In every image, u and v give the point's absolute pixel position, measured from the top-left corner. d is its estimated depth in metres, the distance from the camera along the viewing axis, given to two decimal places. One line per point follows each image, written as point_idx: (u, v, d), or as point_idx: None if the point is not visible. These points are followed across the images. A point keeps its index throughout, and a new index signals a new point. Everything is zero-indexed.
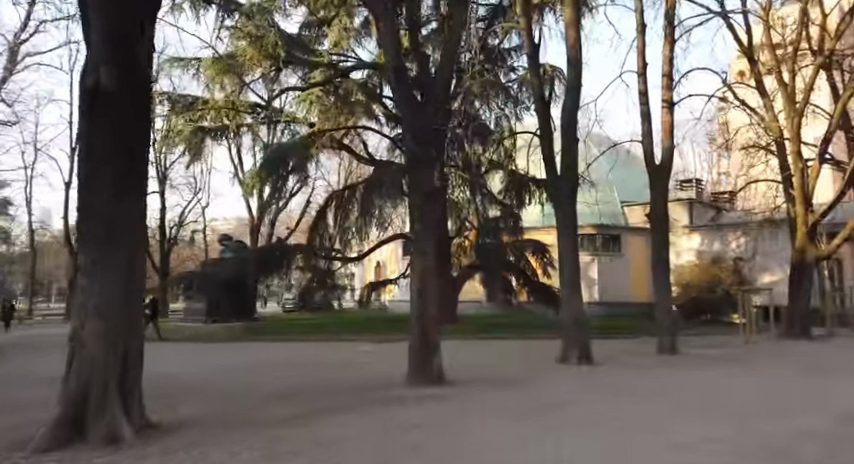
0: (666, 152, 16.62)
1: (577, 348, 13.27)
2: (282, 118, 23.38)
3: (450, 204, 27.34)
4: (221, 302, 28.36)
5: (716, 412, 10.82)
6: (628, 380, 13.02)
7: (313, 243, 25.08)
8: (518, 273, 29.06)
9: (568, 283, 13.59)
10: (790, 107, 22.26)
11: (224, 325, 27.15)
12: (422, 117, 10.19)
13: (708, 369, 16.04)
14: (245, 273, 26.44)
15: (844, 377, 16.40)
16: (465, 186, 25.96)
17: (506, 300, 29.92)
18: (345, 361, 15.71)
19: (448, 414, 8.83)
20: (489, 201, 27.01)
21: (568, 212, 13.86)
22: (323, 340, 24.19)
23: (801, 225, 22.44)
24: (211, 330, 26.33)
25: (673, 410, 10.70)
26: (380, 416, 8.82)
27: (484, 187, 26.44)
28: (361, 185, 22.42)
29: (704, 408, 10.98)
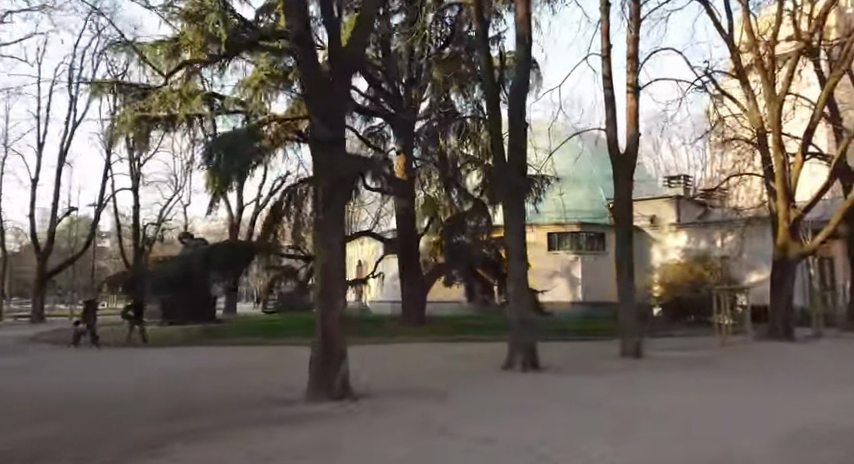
0: (631, 140, 15.60)
1: (521, 351, 12.06)
2: (234, 107, 22.07)
3: (426, 199, 26.44)
4: (173, 298, 27.12)
5: (666, 428, 9.66)
6: (579, 389, 11.85)
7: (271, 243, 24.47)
8: (494, 272, 27.17)
9: (517, 282, 12.40)
10: (771, 96, 20.95)
11: (180, 327, 26.04)
12: (334, 92, 8.83)
13: (673, 373, 14.91)
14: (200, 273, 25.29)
15: (821, 383, 15.23)
16: (440, 184, 25.44)
17: (485, 300, 28.74)
18: (283, 364, 14.55)
19: (338, 430, 7.69)
20: (464, 197, 25.41)
21: (518, 204, 12.69)
22: (279, 342, 22.97)
23: (783, 221, 21.15)
24: (166, 333, 25.23)
25: (612, 426, 9.56)
26: (265, 435, 7.67)
27: (460, 184, 25.28)
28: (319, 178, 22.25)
29: (649, 425, 9.83)
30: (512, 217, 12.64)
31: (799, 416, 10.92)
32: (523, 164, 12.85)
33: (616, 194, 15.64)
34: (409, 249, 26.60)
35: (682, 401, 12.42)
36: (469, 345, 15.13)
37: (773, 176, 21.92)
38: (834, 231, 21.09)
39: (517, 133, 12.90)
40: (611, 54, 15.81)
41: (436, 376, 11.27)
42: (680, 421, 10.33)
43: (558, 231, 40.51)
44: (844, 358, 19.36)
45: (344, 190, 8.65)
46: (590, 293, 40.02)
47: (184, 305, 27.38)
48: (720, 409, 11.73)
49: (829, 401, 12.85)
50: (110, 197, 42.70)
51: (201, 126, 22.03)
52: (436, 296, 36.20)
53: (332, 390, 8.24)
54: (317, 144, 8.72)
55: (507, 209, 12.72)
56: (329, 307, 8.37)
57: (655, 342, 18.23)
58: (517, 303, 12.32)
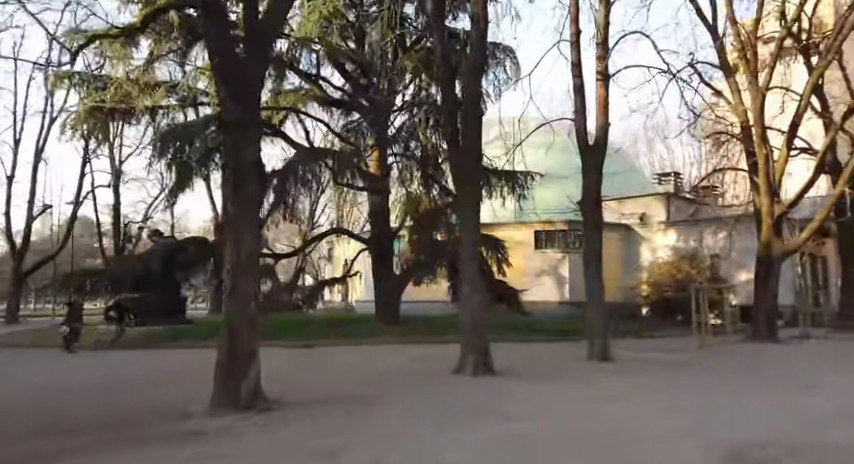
0: (600, 130, 14.84)
1: (474, 352, 11.20)
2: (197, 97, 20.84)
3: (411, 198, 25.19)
4: (153, 297, 25.88)
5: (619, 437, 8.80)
6: (535, 395, 10.97)
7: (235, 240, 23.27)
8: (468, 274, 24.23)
9: (470, 283, 11.52)
10: (753, 86, 20.11)
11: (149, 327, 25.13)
12: (245, 67, 7.75)
13: (643, 377, 14.06)
14: None
15: (800, 389, 14.38)
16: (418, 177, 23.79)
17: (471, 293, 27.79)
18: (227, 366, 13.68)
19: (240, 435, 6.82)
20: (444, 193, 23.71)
21: (472, 199, 11.85)
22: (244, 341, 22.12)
23: (766, 217, 20.39)
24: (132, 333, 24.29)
25: (559, 435, 8.71)
26: (157, 442, 6.79)
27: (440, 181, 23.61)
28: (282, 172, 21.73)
29: (601, 433, 8.98)
30: (467, 213, 11.73)
31: (770, 428, 10.06)
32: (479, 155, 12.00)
33: (585, 188, 14.82)
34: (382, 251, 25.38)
35: (648, 407, 11.57)
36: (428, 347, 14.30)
37: (756, 170, 21.09)
38: (820, 227, 20.26)
39: (470, 122, 11.98)
40: (580, 41, 15.00)
41: (377, 385, 10.41)
42: (640, 430, 9.46)
43: (546, 229, 39.50)
44: (829, 361, 18.50)
45: (255, 178, 7.61)
46: (577, 293, 39.06)
47: (163, 304, 26.17)
48: (686, 417, 10.88)
49: (806, 409, 11.99)
50: (89, 194, 41.83)
51: (166, 117, 21.18)
52: (418, 297, 34.62)
53: (239, 401, 7.23)
54: (226, 124, 7.61)
55: (462, 204, 11.84)
56: (239, 309, 7.35)
57: (629, 344, 17.38)
58: (472, 302, 11.49)
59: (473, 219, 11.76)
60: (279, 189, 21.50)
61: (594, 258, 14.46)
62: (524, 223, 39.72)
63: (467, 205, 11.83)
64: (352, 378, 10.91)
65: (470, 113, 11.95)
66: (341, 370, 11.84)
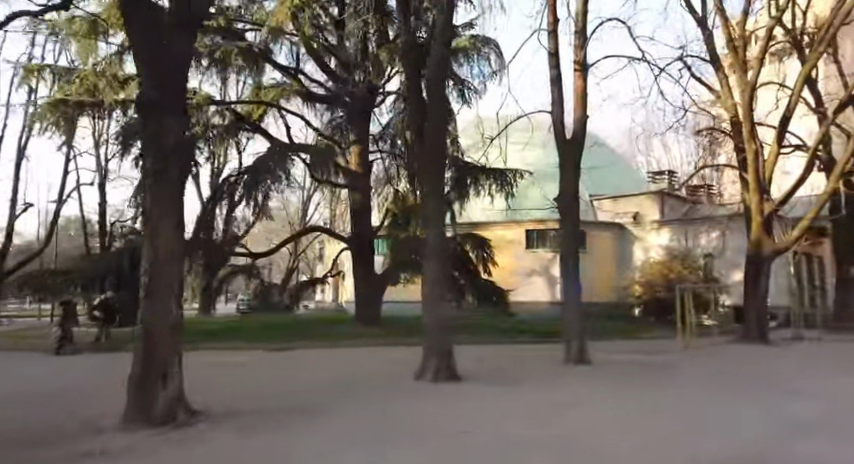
0: (578, 123, 14.19)
1: (436, 357, 10.50)
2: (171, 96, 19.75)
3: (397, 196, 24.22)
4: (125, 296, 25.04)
5: (582, 444, 8.12)
6: (500, 403, 10.26)
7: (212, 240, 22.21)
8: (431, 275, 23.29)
9: (432, 283, 10.81)
10: (742, 80, 19.43)
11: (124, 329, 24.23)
12: (166, 47, 7.02)
13: (621, 382, 13.43)
14: None
15: (786, 393, 13.76)
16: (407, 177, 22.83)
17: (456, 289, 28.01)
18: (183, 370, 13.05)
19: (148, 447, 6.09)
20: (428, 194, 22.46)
21: (437, 194, 11.08)
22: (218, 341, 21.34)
23: (756, 215, 19.73)
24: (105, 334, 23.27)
25: (517, 443, 8.03)
26: (55, 454, 6.07)
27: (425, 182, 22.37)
28: (253, 169, 20.75)
29: (564, 440, 8.33)
30: (431, 210, 10.97)
31: (749, 436, 9.32)
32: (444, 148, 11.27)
33: (562, 184, 14.20)
34: (364, 248, 24.54)
35: (621, 413, 10.86)
36: (397, 352, 13.65)
37: (746, 166, 20.42)
38: (811, 226, 19.55)
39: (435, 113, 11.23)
40: (557, 29, 14.33)
41: (328, 396, 9.75)
42: (608, 437, 8.71)
43: (538, 228, 38.83)
44: (819, 363, 17.86)
45: (177, 168, 6.92)
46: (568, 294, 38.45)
47: (134, 303, 25.43)
48: (660, 424, 10.16)
49: (790, 416, 11.28)
50: (73, 192, 41.07)
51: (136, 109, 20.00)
52: None
53: (153, 415, 6.47)
54: (144, 110, 6.94)
55: (425, 201, 11.08)
56: (158, 310, 6.64)
57: (612, 346, 16.74)
58: (434, 304, 10.77)
59: (437, 215, 11.01)
60: (252, 183, 20.61)
61: (570, 258, 13.81)
62: (516, 223, 39.04)
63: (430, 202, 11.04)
64: (303, 389, 10.23)
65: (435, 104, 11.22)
66: (295, 379, 11.18)
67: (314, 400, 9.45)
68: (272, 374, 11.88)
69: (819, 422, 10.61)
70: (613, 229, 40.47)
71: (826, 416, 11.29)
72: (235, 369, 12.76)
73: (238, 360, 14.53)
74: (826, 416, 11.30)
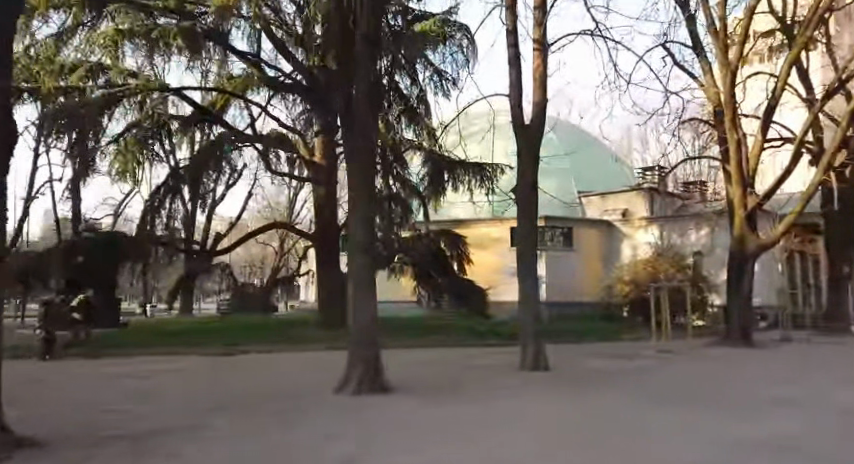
0: (537, 107, 12.99)
1: (361, 366, 8.99)
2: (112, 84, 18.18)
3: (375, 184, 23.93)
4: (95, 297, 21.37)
5: (511, 459, 6.91)
6: (431, 414, 8.93)
7: (149, 231, 20.59)
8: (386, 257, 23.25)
9: (357, 277, 9.24)
10: (724, 64, 18.15)
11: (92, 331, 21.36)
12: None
13: (582, 389, 12.26)
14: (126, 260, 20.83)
15: (763, 400, 12.61)
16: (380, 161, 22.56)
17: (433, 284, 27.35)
18: (99, 390, 11.80)
19: None
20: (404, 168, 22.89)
21: (368, 180, 9.53)
22: (160, 344, 19.78)
23: (739, 209, 18.52)
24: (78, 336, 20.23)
25: (432, 459, 6.82)
26: None
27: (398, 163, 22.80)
28: (200, 154, 19.39)
29: (490, 453, 7.13)
30: (359, 194, 9.47)
31: (714, 447, 8.03)
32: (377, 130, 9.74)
33: (519, 174, 12.97)
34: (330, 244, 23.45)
35: (574, 424, 9.54)
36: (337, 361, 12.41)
37: (728, 158, 19.18)
38: (798, 221, 18.31)
39: (363, 87, 9.71)
40: (515, 5, 13.12)
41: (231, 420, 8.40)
42: (544, 450, 7.35)
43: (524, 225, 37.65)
44: (806, 367, 16.68)
45: None
46: (553, 293, 37.50)
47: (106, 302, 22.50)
48: (616, 435, 8.88)
49: (764, 426, 9.94)
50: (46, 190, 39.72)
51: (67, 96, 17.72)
52: (396, 296, 36.43)
53: None
54: None
55: (351, 188, 9.51)
56: None
57: (579, 352, 15.57)
58: (361, 298, 9.19)
59: (365, 202, 9.46)
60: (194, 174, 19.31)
61: (529, 251, 12.60)
62: (506, 221, 37.54)
63: (356, 186, 9.47)
64: (209, 415, 8.90)
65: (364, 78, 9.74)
66: (210, 406, 9.86)
67: (210, 428, 8.12)
68: (189, 398, 10.59)
69: (796, 433, 9.28)
70: (610, 230, 39.23)
71: (807, 426, 9.94)
72: (155, 392, 11.49)
73: (170, 378, 13.33)
74: (807, 425, 9.96)
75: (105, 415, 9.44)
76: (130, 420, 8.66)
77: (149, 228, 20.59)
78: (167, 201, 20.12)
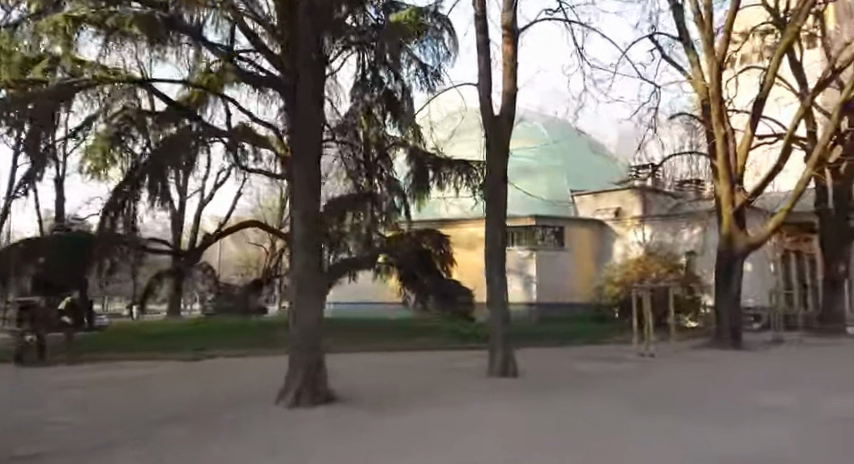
0: (506, 96, 12.26)
1: (302, 364, 8.21)
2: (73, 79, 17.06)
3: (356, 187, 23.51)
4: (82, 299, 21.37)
5: None
6: (378, 421, 8.14)
7: (111, 230, 20.05)
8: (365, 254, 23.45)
9: (300, 282, 8.48)
10: (710, 55, 17.45)
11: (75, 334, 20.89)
12: None
13: (553, 393, 11.51)
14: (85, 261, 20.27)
15: (748, 405, 11.89)
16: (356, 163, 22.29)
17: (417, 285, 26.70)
18: (36, 401, 11.03)
19: None
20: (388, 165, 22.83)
21: (315, 179, 8.75)
22: (126, 346, 19.04)
23: (726, 206, 17.83)
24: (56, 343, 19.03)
25: None
26: None
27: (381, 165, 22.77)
28: (158, 156, 18.35)
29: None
30: (301, 185, 8.71)
31: (684, 456, 7.27)
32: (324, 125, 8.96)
33: (488, 168, 12.25)
34: None
35: (536, 432, 8.74)
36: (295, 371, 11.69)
37: (715, 153, 18.48)
38: (788, 218, 17.55)
39: (309, 78, 8.91)
40: None
41: (153, 435, 7.60)
42: (489, 462, 6.54)
43: (513, 224, 37.23)
44: (795, 370, 15.95)
45: None
46: (544, 294, 36.67)
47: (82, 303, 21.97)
48: (580, 443, 8.14)
49: (745, 434, 9.14)
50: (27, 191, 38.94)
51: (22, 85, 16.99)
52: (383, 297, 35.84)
53: None
54: None
55: (295, 187, 8.73)
56: None
57: (557, 357, 14.84)
58: (302, 297, 8.45)
59: (310, 202, 8.68)
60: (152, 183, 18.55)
61: (496, 250, 11.89)
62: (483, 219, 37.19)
63: (301, 185, 8.69)
64: (135, 429, 8.12)
65: (309, 67, 8.93)
66: (144, 417, 9.10)
67: (129, 446, 7.32)
68: (128, 410, 9.86)
69: (778, 442, 8.45)
70: (603, 231, 38.57)
71: (790, 434, 9.13)
72: (97, 404, 10.74)
73: (123, 387, 12.61)
74: (791, 434, 9.15)
75: (28, 431, 8.64)
76: (46, 437, 7.87)
77: (112, 228, 19.95)
78: (129, 202, 19.44)
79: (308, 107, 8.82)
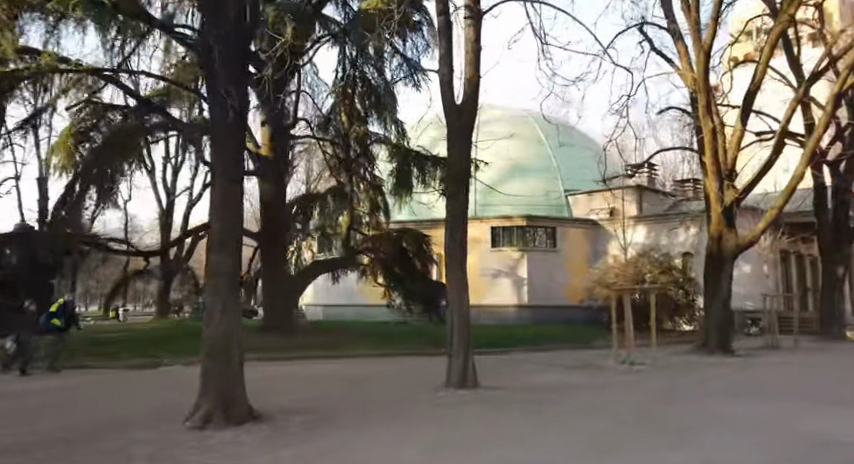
0: (468, 85, 11.29)
1: (215, 382, 7.15)
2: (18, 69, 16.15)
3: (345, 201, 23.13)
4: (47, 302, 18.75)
5: None
6: (296, 442, 7.09)
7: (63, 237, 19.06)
8: (349, 252, 23.72)
9: (213, 283, 7.40)
10: (698, 42, 16.44)
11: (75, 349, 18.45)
12: None
13: (517, 405, 10.54)
14: (39, 265, 19.26)
15: (729, 415, 10.95)
16: (339, 170, 21.95)
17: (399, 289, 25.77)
18: None
19: None
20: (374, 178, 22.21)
21: (234, 167, 7.69)
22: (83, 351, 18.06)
23: (715, 205, 16.85)
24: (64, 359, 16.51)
25: None
26: None
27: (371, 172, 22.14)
28: (105, 152, 17.70)
29: None
30: (219, 177, 7.64)
31: None
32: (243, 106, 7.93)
33: (449, 163, 11.27)
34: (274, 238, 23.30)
35: (484, 448, 7.78)
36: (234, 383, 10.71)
37: (703, 147, 17.49)
38: (779, 218, 16.53)
39: (227, 54, 7.88)
40: None
41: (34, 456, 6.58)
42: None
43: (503, 224, 36.22)
44: (784, 378, 14.97)
45: None
46: (536, 296, 35.74)
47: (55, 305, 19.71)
48: (528, 460, 7.18)
49: (722, 450, 8.08)
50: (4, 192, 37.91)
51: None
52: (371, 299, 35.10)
53: None
54: None
55: (212, 176, 7.69)
56: None
57: (528, 366, 13.87)
58: (216, 306, 7.35)
59: (228, 195, 7.60)
60: (100, 184, 17.85)
61: (456, 250, 10.92)
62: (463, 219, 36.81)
63: (216, 173, 7.66)
64: (19, 449, 7.08)
65: (225, 41, 7.91)
66: (50, 433, 8.12)
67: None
68: (37, 424, 8.85)
69: (757, 458, 7.32)
70: (597, 232, 37.62)
71: (774, 451, 8.00)
72: (13, 418, 9.76)
73: (58, 398, 11.66)
74: (775, 450, 8.07)
75: None
76: None
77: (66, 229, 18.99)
78: (81, 205, 18.62)
79: (224, 85, 7.81)
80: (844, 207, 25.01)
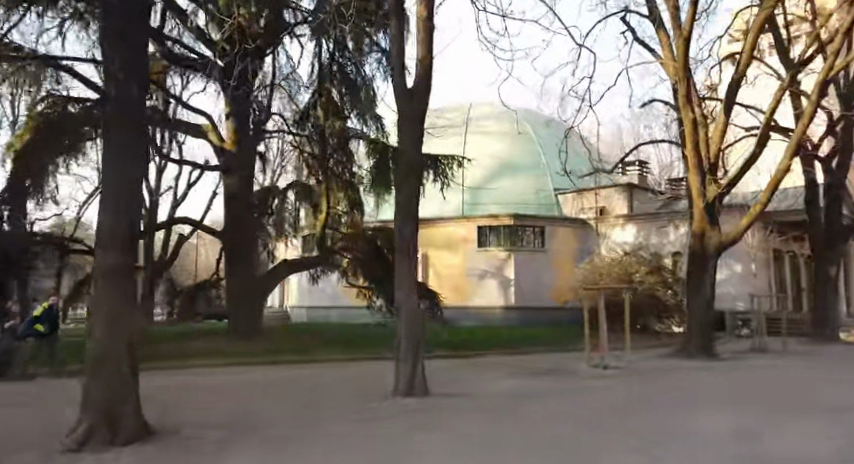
0: (420, 67, 10.46)
1: (95, 404, 6.29)
2: None
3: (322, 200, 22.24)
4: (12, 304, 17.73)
5: None
6: (194, 458, 6.24)
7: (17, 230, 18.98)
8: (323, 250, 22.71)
9: (98, 292, 6.55)
10: (677, 28, 15.62)
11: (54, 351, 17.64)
12: None
13: (469, 412, 9.70)
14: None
15: (701, 421, 10.12)
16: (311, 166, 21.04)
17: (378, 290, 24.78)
18: None
19: None
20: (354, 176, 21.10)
21: (130, 147, 6.96)
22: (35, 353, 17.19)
23: (696, 200, 16.00)
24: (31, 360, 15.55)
25: None
26: None
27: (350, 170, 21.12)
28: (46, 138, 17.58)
29: None
30: (111, 169, 6.86)
31: None
32: (143, 82, 7.25)
33: (399, 153, 10.42)
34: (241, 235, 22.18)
35: (415, 459, 6.96)
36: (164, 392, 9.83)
37: (683, 140, 16.67)
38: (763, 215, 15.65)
39: (118, 32, 7.15)
40: None
41: None
42: None
43: (491, 224, 35.31)
44: (767, 382, 14.12)
45: None
46: (523, 297, 34.82)
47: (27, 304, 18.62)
48: None
49: (682, 459, 7.26)
50: None
51: None
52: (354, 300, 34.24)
53: None
54: None
55: (103, 166, 6.92)
56: None
57: (494, 372, 13.01)
58: (101, 315, 6.49)
59: (120, 188, 6.81)
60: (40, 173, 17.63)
61: (405, 247, 10.09)
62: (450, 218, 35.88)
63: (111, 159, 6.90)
64: None
65: (118, 19, 7.14)
66: None
67: None
68: None
69: None
70: (587, 232, 36.68)
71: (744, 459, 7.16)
72: None
73: None
74: (741, 459, 7.27)
75: None
76: None
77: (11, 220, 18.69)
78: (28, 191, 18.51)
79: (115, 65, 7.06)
80: (837, 203, 24.21)
